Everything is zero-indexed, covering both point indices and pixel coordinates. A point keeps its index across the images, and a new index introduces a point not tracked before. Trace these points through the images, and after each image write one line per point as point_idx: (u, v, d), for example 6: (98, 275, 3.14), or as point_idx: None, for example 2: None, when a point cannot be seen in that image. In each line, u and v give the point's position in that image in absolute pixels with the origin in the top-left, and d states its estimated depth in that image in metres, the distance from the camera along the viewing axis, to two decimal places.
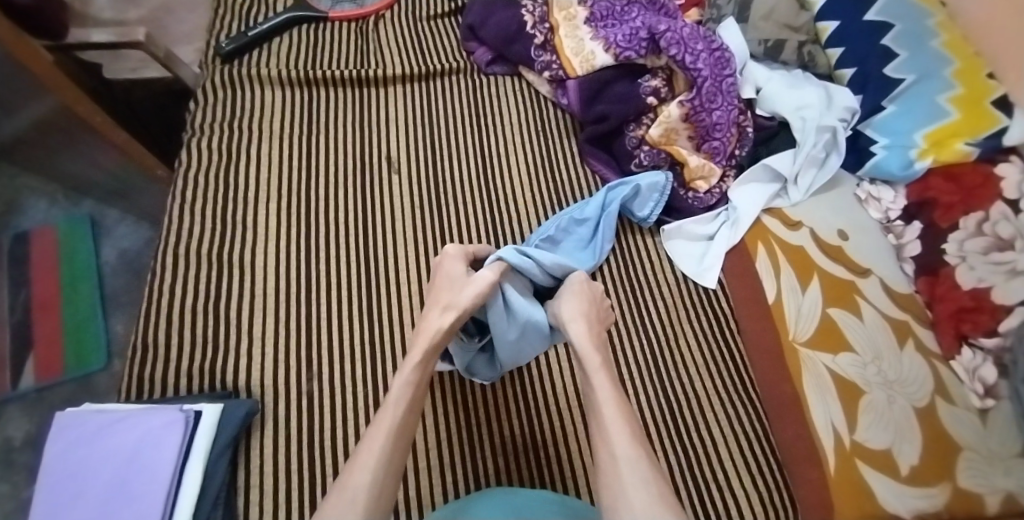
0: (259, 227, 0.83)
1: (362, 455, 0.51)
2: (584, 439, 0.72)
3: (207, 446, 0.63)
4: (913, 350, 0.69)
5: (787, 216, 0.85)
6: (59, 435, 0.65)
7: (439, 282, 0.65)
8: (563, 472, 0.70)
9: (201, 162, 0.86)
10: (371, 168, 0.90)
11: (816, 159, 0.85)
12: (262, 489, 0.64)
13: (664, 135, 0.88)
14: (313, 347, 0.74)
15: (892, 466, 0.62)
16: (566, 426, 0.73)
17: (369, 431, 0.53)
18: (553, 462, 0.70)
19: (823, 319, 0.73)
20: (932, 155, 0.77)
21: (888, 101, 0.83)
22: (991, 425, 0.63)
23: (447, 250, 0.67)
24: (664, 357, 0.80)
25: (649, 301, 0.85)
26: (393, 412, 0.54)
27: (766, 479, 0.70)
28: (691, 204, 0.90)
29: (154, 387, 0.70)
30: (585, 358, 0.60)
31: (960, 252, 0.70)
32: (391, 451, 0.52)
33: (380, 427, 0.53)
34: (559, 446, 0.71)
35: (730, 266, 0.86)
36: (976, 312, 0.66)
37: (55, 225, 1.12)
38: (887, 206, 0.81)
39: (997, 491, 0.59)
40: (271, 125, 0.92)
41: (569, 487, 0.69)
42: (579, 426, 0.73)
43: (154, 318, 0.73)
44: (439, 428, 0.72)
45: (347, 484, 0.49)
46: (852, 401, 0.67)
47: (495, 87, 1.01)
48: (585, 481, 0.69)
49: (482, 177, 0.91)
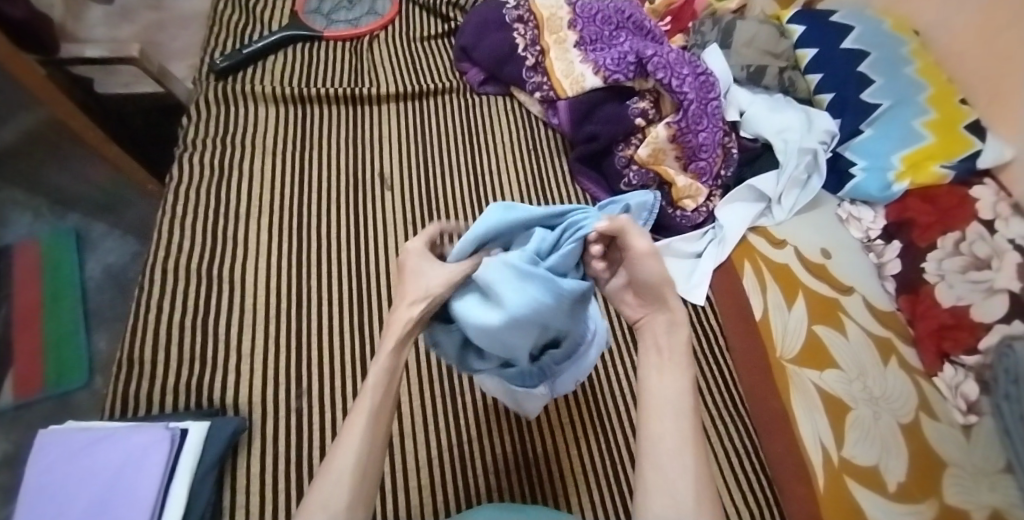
0: (249, 242, 0.82)
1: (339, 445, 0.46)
2: (575, 455, 0.72)
3: (192, 465, 0.62)
4: (897, 367, 0.71)
5: (772, 234, 0.87)
6: (40, 453, 0.63)
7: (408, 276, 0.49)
8: (556, 492, 0.69)
9: (193, 178, 0.86)
10: (363, 184, 0.90)
11: (798, 180, 0.88)
12: (248, 508, 0.63)
13: (652, 155, 0.90)
14: (304, 362, 0.73)
15: (879, 482, 0.63)
16: (557, 441, 0.72)
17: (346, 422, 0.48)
18: (545, 479, 0.70)
19: (809, 336, 0.75)
20: (909, 177, 0.80)
21: (865, 125, 0.87)
22: (975, 440, 0.64)
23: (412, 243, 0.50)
24: None
25: None
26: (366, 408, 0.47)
27: (756, 495, 0.71)
28: (679, 222, 0.91)
29: (140, 403, 0.68)
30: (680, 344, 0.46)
31: (940, 271, 0.72)
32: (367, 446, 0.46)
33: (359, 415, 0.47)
34: (550, 462, 0.71)
35: (718, 284, 0.87)
36: (957, 329, 0.68)
37: (39, 238, 1.10)
38: (868, 226, 0.84)
39: (982, 507, 0.59)
40: (264, 142, 0.92)
41: (562, 506, 0.68)
42: (571, 442, 0.72)
43: (141, 334, 0.72)
44: (428, 432, 0.72)
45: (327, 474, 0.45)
46: (839, 418, 0.68)
47: (487, 107, 1.02)
48: (577, 498, 0.69)
49: (474, 194, 0.92)
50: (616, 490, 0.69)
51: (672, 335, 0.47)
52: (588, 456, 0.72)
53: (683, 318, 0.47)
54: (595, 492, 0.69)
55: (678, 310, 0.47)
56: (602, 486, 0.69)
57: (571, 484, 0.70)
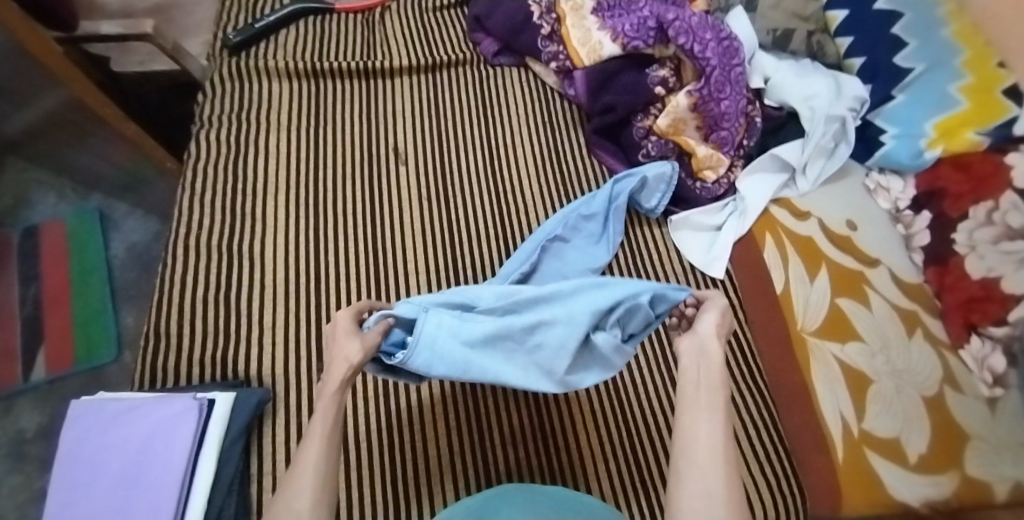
0: (268, 219, 0.83)
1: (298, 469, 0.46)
2: (589, 425, 0.72)
3: (220, 435, 0.64)
4: (921, 339, 0.71)
5: (795, 206, 0.85)
6: (75, 423, 0.65)
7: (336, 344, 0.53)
8: (570, 470, 0.69)
9: (210, 154, 0.86)
10: (377, 159, 0.90)
11: (824, 149, 0.86)
12: (273, 475, 0.65)
13: (672, 125, 0.88)
14: (320, 338, 0.74)
15: (901, 454, 0.65)
16: (573, 413, 0.72)
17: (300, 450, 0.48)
18: (561, 450, 0.70)
19: (831, 308, 0.74)
20: (941, 144, 0.78)
21: (898, 90, 0.84)
22: (1000, 414, 0.65)
23: (338, 312, 0.56)
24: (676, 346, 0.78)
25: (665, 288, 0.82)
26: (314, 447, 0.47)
27: (774, 467, 0.69)
28: (699, 194, 0.89)
29: (168, 375, 0.71)
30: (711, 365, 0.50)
31: (971, 241, 0.71)
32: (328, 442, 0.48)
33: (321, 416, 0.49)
34: (566, 435, 0.71)
35: (737, 257, 0.85)
36: (986, 301, 0.66)
37: (65, 218, 1.13)
38: (897, 197, 0.82)
39: (1004, 480, 0.62)
40: (276, 117, 0.92)
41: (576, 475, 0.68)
42: (585, 411, 0.73)
43: (165, 308, 0.74)
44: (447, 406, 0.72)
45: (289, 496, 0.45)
46: (860, 390, 0.69)
47: (502, 78, 1.00)
48: (594, 475, 0.68)
49: (490, 168, 0.91)
50: (651, 454, 0.70)
51: (706, 358, 0.51)
52: (604, 428, 0.72)
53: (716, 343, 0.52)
54: (621, 461, 0.69)
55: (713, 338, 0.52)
56: (637, 447, 0.70)
57: (597, 452, 0.70)
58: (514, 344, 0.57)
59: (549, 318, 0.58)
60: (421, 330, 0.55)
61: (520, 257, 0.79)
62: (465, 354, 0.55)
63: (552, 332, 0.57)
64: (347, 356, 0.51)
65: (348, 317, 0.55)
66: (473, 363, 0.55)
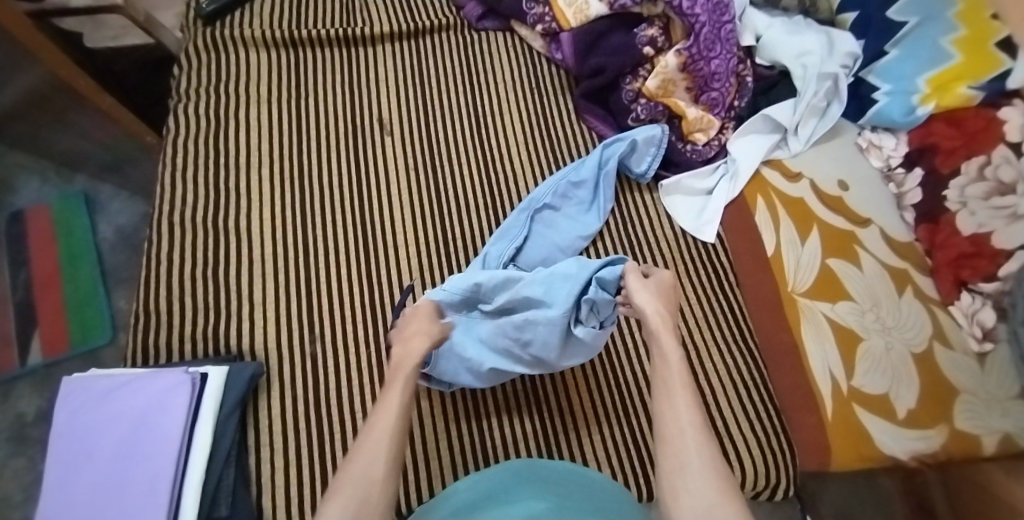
0: (252, 194, 0.81)
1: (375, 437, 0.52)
2: (581, 392, 0.72)
3: (214, 409, 0.64)
4: (911, 297, 0.72)
5: (787, 167, 0.84)
6: (66, 400, 0.64)
7: (418, 326, 0.62)
8: (566, 439, 0.70)
9: (189, 128, 0.84)
10: (362, 129, 0.88)
11: (816, 108, 0.85)
12: (273, 446, 0.66)
13: (662, 86, 0.86)
14: (314, 312, 0.74)
15: (889, 409, 0.66)
16: (566, 378, 0.74)
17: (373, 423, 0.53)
18: (555, 415, 0.71)
19: (822, 269, 0.75)
20: (934, 99, 0.77)
21: (891, 45, 0.83)
22: (989, 366, 0.66)
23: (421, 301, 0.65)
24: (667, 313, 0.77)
25: (656, 252, 0.82)
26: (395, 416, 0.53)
27: (764, 426, 0.70)
28: (689, 156, 0.87)
29: (160, 353, 0.70)
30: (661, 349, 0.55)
31: (961, 198, 0.70)
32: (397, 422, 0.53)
33: (391, 398, 0.55)
34: (560, 401, 0.72)
35: (730, 221, 0.84)
36: (975, 258, 0.67)
37: (50, 203, 1.11)
38: (889, 154, 0.81)
39: (994, 432, 0.64)
40: (256, 89, 0.89)
41: (573, 439, 0.70)
42: (578, 377, 0.74)
43: (154, 286, 0.73)
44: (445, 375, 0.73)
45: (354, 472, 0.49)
46: (849, 348, 0.69)
47: (487, 43, 0.98)
48: (590, 440, 0.70)
49: (477, 136, 0.89)
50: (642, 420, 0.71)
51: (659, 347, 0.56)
52: (598, 396, 0.72)
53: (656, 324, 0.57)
54: (615, 426, 0.71)
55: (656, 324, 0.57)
56: (629, 412, 0.71)
57: (593, 418, 0.71)
58: (510, 339, 0.65)
59: (533, 319, 0.64)
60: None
61: (508, 235, 0.78)
62: (476, 351, 0.66)
63: (536, 331, 0.64)
64: (429, 332, 0.61)
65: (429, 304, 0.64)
66: (486, 358, 0.65)
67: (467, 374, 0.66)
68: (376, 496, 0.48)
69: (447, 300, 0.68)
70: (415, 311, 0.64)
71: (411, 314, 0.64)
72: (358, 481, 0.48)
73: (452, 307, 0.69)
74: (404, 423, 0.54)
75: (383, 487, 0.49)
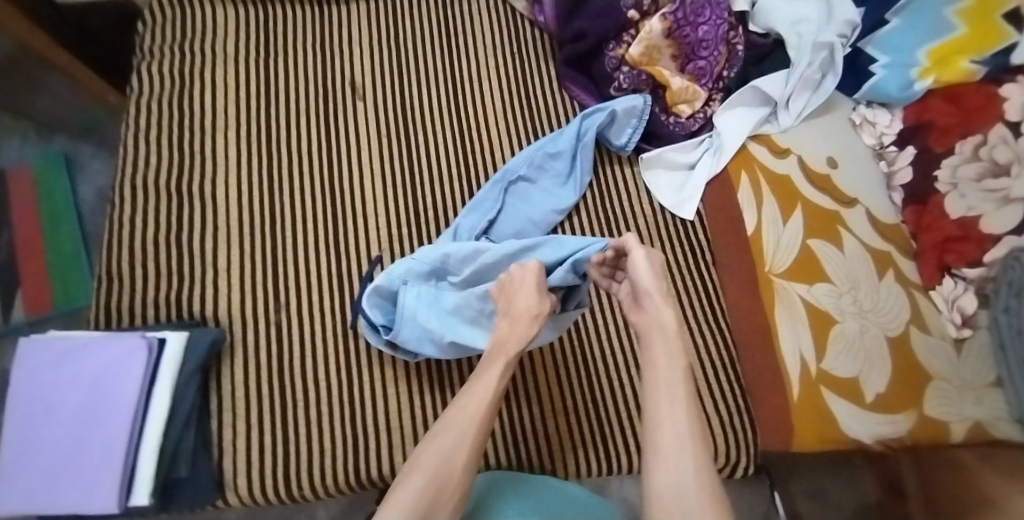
0: (217, 158, 0.79)
1: (442, 436, 0.51)
2: (554, 390, 0.72)
3: (174, 371, 0.64)
4: (892, 280, 0.70)
5: (775, 143, 0.81)
6: (24, 361, 0.64)
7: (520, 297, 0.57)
8: (523, 415, 0.70)
9: (154, 87, 0.81)
10: (333, 93, 0.85)
11: (811, 80, 0.81)
12: (236, 411, 0.67)
13: (646, 53, 0.83)
14: (280, 280, 0.74)
15: (857, 393, 0.65)
16: (545, 379, 0.72)
17: (443, 425, 0.52)
18: (527, 412, 0.70)
19: (802, 250, 0.72)
20: (933, 74, 0.73)
21: (891, 14, 0.79)
22: (966, 353, 0.65)
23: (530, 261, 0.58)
24: None
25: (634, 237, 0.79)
26: (480, 406, 0.52)
27: (727, 403, 0.71)
28: (672, 129, 0.84)
29: (124, 317, 0.70)
30: (658, 342, 0.53)
31: (953, 179, 0.67)
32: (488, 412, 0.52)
33: (486, 380, 0.54)
34: (547, 407, 0.71)
35: (710, 198, 0.81)
36: (961, 242, 0.65)
37: (29, 163, 1.09)
38: (882, 131, 0.78)
39: (964, 419, 0.63)
40: (225, 48, 0.86)
41: (548, 439, 0.69)
42: (550, 371, 0.72)
43: (118, 250, 0.72)
44: None
45: (421, 471, 0.48)
46: (822, 331, 0.68)
47: (467, 3, 0.94)
48: (556, 436, 0.70)
49: (453, 102, 0.86)
50: (616, 412, 0.71)
51: (665, 338, 0.54)
52: (570, 392, 0.72)
53: (670, 320, 0.54)
54: (582, 417, 0.71)
55: (664, 312, 0.54)
56: (599, 404, 0.71)
57: (556, 395, 0.71)
58: (474, 310, 0.66)
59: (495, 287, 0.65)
60: (404, 307, 0.66)
61: (481, 207, 0.76)
62: (437, 323, 0.66)
63: None
64: (534, 313, 0.56)
65: (540, 271, 0.58)
66: (447, 330, 0.66)
67: (430, 346, 0.66)
68: (451, 485, 0.48)
69: (415, 270, 0.69)
70: (524, 271, 0.57)
71: (517, 278, 0.58)
72: (434, 470, 0.48)
73: (420, 277, 0.69)
74: (492, 412, 0.53)
75: (460, 479, 0.49)
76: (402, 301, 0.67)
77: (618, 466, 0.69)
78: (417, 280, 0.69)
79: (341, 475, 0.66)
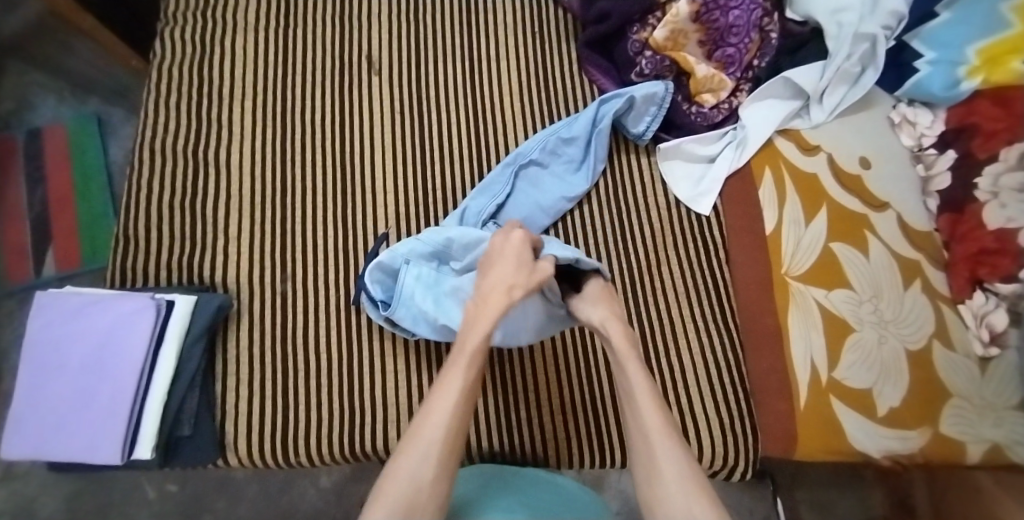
0: (234, 127, 0.80)
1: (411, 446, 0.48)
2: (554, 389, 0.70)
3: (180, 333, 0.65)
4: (918, 290, 0.66)
5: (805, 139, 0.77)
6: (40, 312, 0.66)
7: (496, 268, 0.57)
8: (518, 403, 0.69)
9: (176, 53, 0.82)
10: (350, 66, 0.84)
11: (848, 74, 0.76)
12: (238, 376, 0.68)
13: (670, 38, 0.79)
14: (288, 251, 0.74)
15: (870, 406, 0.62)
16: (542, 374, 0.71)
17: (412, 429, 0.49)
18: (522, 407, 0.69)
19: (823, 252, 0.69)
20: (982, 74, 0.68)
21: (942, 7, 0.73)
22: (990, 374, 0.61)
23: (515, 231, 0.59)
24: (649, 309, 0.72)
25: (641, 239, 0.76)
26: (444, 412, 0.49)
27: (729, 406, 0.68)
28: (694, 119, 0.81)
29: (137, 276, 0.71)
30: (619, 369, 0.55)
31: (994, 188, 0.63)
32: (458, 413, 0.49)
33: (453, 377, 0.52)
34: (539, 401, 0.70)
35: (729, 192, 0.78)
36: (997, 255, 0.61)
37: (65, 122, 1.12)
38: (922, 132, 0.74)
39: (982, 441, 0.59)
40: (247, 17, 0.86)
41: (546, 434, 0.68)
42: (551, 369, 0.71)
43: (135, 211, 0.74)
44: None
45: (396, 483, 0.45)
46: (838, 339, 0.65)
47: None
48: (552, 432, 0.68)
49: (470, 81, 0.85)
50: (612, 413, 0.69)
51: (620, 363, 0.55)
52: (569, 390, 0.70)
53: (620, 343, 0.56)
54: (580, 415, 0.69)
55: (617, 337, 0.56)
56: (597, 403, 0.70)
57: (554, 386, 0.71)
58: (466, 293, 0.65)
59: None
60: (403, 285, 0.67)
61: (491, 190, 0.75)
62: (433, 305, 0.66)
63: None
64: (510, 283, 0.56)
65: (524, 242, 0.58)
66: (441, 313, 0.65)
67: (425, 326, 0.67)
68: (423, 502, 0.45)
69: (417, 250, 0.69)
70: (505, 241, 0.58)
71: (498, 249, 0.59)
72: (403, 489, 0.45)
73: (422, 258, 0.69)
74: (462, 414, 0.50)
75: (432, 491, 0.46)
76: (401, 276, 0.67)
77: (612, 460, 0.68)
78: (417, 259, 0.68)
79: (335, 447, 0.66)
